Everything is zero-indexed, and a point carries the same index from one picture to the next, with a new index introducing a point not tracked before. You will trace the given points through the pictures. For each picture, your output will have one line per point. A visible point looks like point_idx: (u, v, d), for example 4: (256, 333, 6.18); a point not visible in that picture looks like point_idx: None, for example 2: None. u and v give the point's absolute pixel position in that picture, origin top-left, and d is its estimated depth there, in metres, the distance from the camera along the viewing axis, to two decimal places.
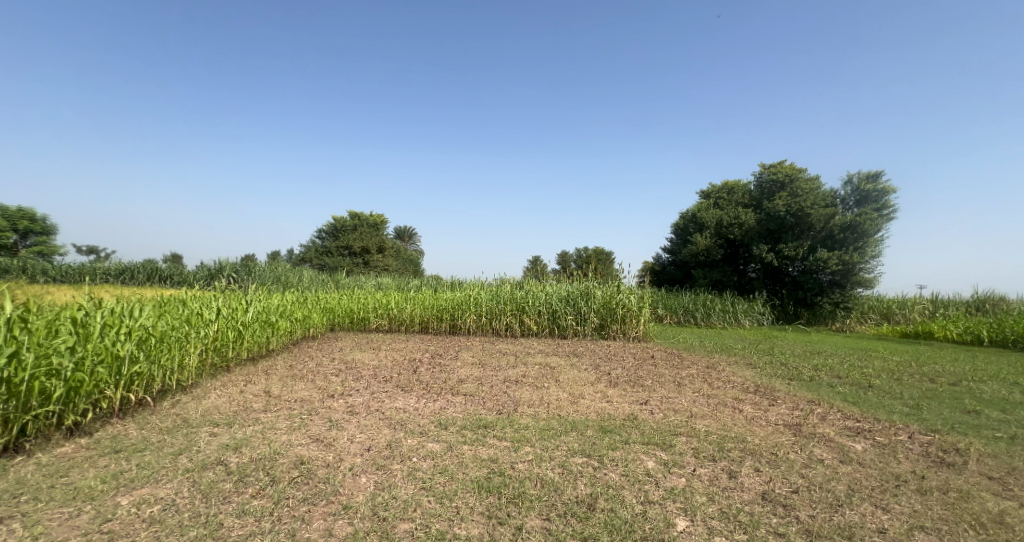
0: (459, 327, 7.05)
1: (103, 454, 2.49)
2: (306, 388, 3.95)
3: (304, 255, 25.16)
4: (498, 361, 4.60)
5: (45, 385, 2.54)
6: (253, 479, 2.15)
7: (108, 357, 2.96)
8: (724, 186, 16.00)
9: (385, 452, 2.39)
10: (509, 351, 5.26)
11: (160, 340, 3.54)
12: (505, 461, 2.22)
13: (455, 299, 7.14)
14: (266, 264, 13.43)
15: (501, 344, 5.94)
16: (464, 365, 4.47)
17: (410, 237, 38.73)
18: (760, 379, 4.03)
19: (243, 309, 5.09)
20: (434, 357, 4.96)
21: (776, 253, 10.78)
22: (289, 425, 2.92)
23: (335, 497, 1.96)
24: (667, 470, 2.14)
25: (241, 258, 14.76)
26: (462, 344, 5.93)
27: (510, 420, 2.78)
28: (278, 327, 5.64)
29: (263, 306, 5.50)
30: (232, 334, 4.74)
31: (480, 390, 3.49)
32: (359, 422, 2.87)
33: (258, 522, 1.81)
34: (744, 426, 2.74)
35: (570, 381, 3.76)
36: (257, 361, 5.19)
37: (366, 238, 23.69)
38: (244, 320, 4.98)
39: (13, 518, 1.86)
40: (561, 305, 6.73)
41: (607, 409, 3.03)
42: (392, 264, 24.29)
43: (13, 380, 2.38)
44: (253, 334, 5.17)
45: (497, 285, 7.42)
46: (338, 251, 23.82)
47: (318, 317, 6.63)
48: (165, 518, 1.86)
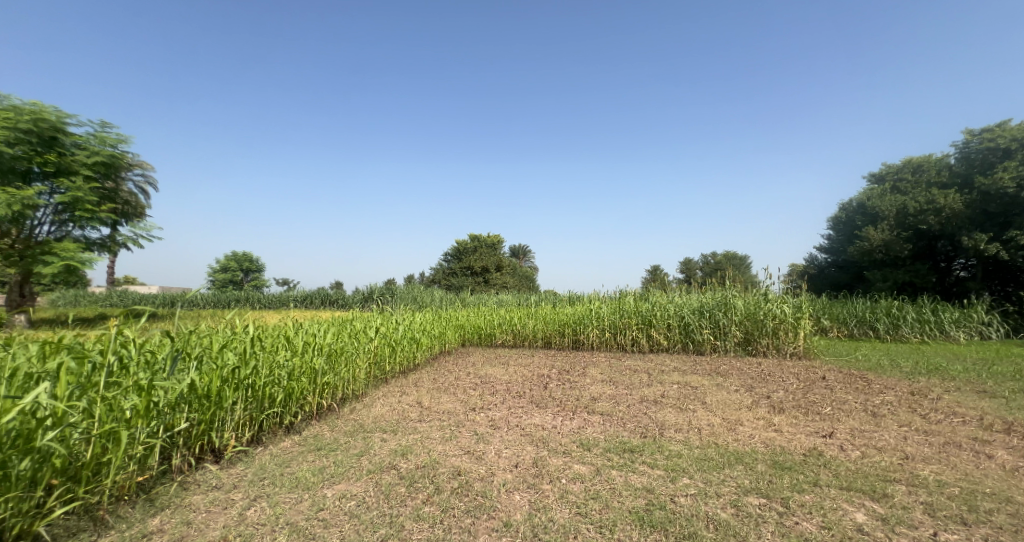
0: (583, 342, 6.96)
1: (310, 450, 2.91)
2: (450, 401, 4.19)
3: (434, 277, 27.26)
4: (630, 379, 4.42)
5: (273, 391, 3.09)
6: (421, 485, 2.31)
7: (308, 369, 3.52)
8: (904, 165, 13.96)
9: (533, 469, 2.41)
10: (641, 368, 5.03)
11: (341, 355, 4.10)
12: (663, 493, 2.09)
13: (577, 314, 7.08)
14: (404, 286, 14.75)
15: (630, 360, 5.72)
16: (594, 382, 4.37)
17: (524, 254, 39.97)
18: (1004, 413, 3.27)
19: (394, 328, 5.65)
20: (563, 373, 4.93)
21: (1002, 243, 8.89)
22: (442, 435, 3.11)
23: (495, 512, 2.02)
24: (888, 529, 1.82)
25: (386, 283, 16.44)
26: (588, 360, 5.82)
27: (659, 446, 2.63)
28: (420, 342, 6.15)
29: (409, 324, 6.04)
30: (387, 349, 5.30)
31: (617, 410, 3.37)
32: (503, 437, 2.94)
33: (432, 528, 1.93)
34: (1002, 480, 2.23)
35: (720, 404, 3.46)
36: (405, 375, 5.68)
37: (485, 258, 24.81)
38: (395, 337, 5.52)
39: (262, 498, 2.25)
40: (693, 317, 6.30)
41: (778, 440, 2.71)
42: (510, 281, 25.04)
43: (256, 385, 2.93)
44: (402, 349, 5.71)
45: (620, 298, 7.21)
46: (462, 271, 25.30)
47: (452, 334, 7.07)
48: (360, 513, 2.07)
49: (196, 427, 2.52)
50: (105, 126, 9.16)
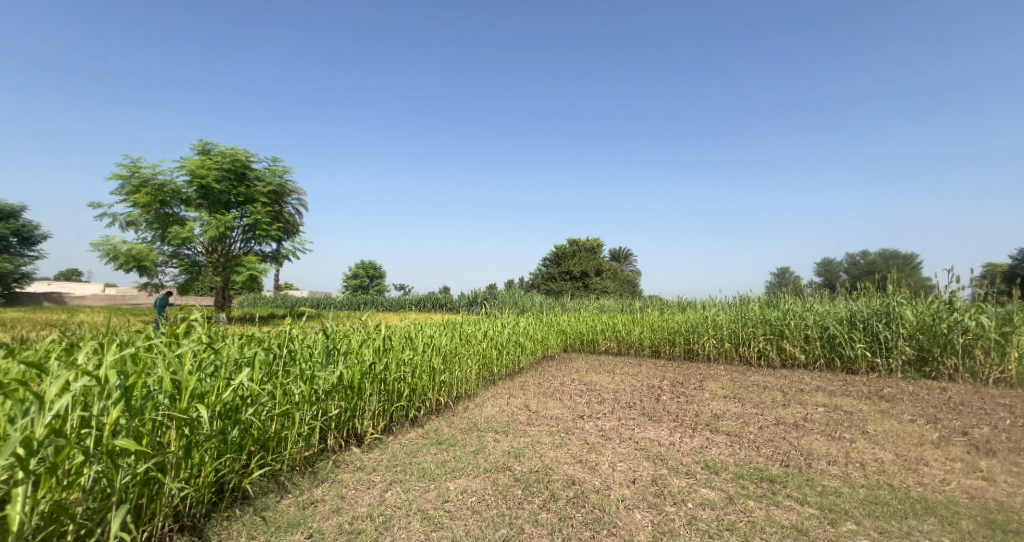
0: (695, 351, 6.53)
1: (431, 442, 3.56)
2: (557, 408, 4.23)
3: (534, 282, 27.61)
4: (758, 397, 4.00)
5: (398, 386, 3.91)
6: (537, 489, 2.36)
7: (427, 368, 4.34)
8: None
9: (654, 488, 2.28)
10: (769, 385, 4.55)
11: (454, 356, 4.80)
12: (819, 537, 1.83)
13: (688, 321, 6.66)
14: (505, 291, 15.05)
15: (755, 374, 5.21)
16: (714, 397, 4.04)
17: (626, 257, 38.83)
18: None
19: (500, 330, 5.89)
20: (676, 385, 4.63)
21: None
22: (552, 440, 3.13)
23: (615, 529, 1.95)
24: None
25: (489, 288, 16.92)
26: (704, 372, 5.40)
27: (809, 479, 2.32)
28: (524, 346, 6.27)
29: (513, 329, 6.19)
30: (495, 351, 5.56)
31: (746, 431, 3.07)
32: (615, 448, 2.84)
33: (551, 536, 1.95)
34: None
35: (887, 437, 2.97)
36: (512, 378, 5.84)
37: (585, 262, 24.55)
38: (500, 339, 5.74)
39: (396, 484, 2.66)
40: (840, 327, 5.46)
41: (988, 493, 2.23)
42: (612, 286, 24.41)
43: (387, 380, 3.77)
44: (507, 352, 5.90)
45: (740, 305, 6.64)
46: (561, 276, 25.33)
47: (554, 338, 7.10)
48: (481, 510, 2.22)
49: (343, 414, 3.33)
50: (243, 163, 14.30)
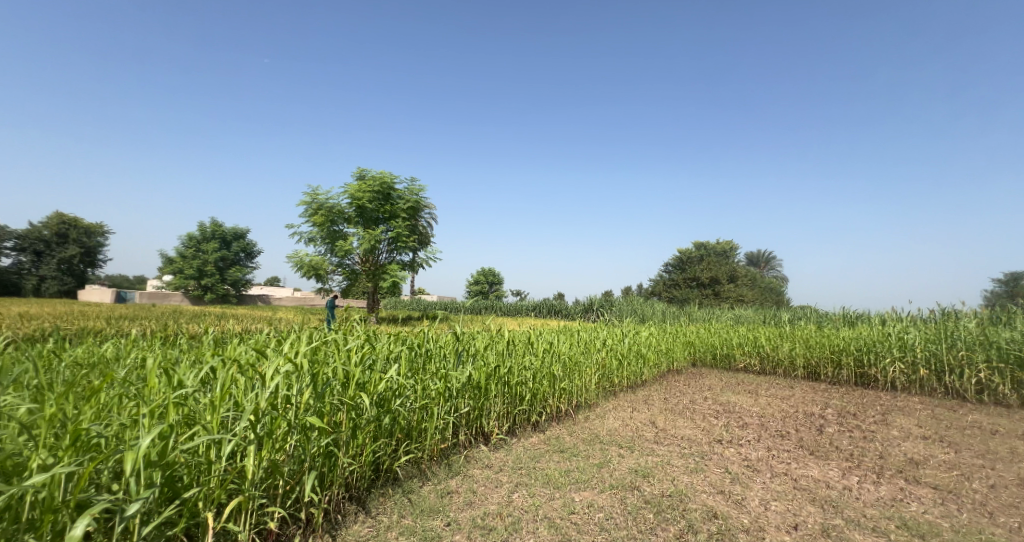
0: (870, 375, 5.53)
1: (553, 450, 4.01)
2: (688, 428, 4.10)
3: (655, 290, 26.50)
4: (976, 443, 3.26)
5: (520, 389, 4.55)
6: (674, 518, 2.18)
7: (547, 373, 4.90)
8: None
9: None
10: (995, 429, 3.64)
11: (574, 365, 5.30)
12: None
13: (862, 339, 5.62)
14: (620, 298, 14.60)
15: (965, 411, 4.26)
16: (907, 436, 3.37)
17: (762, 260, 35.32)
18: None
19: (620, 340, 6.01)
20: (845, 415, 3.96)
21: None
22: (684, 466, 2.87)
23: None
24: None
25: (609, 294, 16.49)
26: (891, 403, 4.50)
27: None
28: (647, 359, 6.17)
29: (635, 341, 6.16)
30: (615, 363, 5.80)
31: (962, 488, 2.52)
32: (768, 486, 2.58)
33: None
34: None
35: None
36: (633, 392, 5.81)
37: (716, 268, 22.74)
38: (619, 350, 5.88)
39: (521, 486, 3.40)
40: None
41: None
42: (748, 294, 22.19)
43: (510, 380, 4.45)
44: (626, 365, 5.96)
45: (938, 323, 5.51)
46: (686, 284, 23.94)
47: (680, 350, 6.71)
48: (612, 529, 2.11)
49: (471, 412, 4.12)
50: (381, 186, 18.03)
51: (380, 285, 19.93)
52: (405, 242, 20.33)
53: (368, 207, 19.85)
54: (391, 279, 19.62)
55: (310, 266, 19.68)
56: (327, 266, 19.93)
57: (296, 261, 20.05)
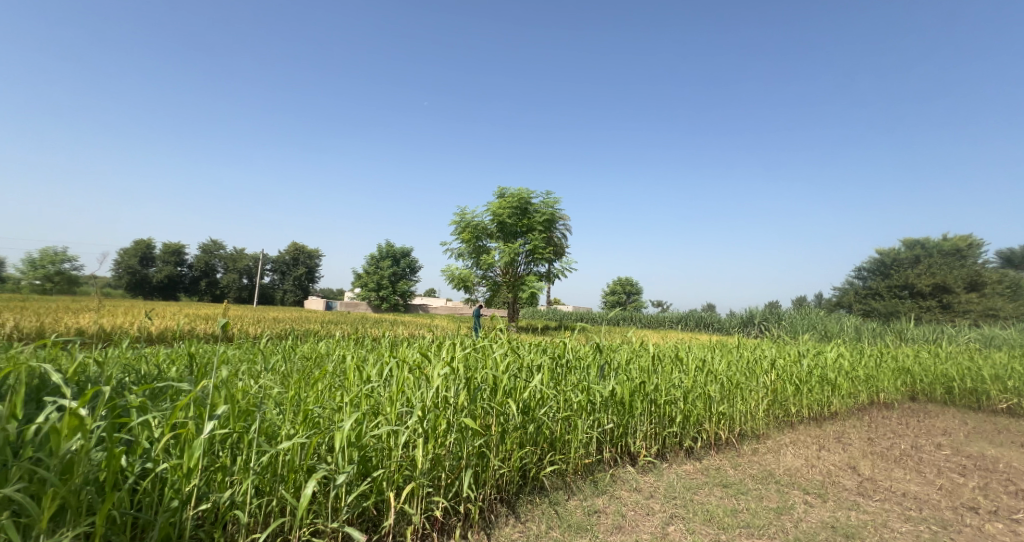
0: None
1: (714, 485, 3.82)
2: (913, 483, 3.70)
3: (844, 298, 23.15)
4: None
5: (671, 410, 4.48)
6: None
7: (703, 395, 4.67)
8: None
9: None
10: None
11: (736, 385, 4.90)
12: None
13: None
14: (800, 308, 13.04)
15: None
16: None
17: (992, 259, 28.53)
18: None
19: (795, 362, 5.31)
20: None
21: None
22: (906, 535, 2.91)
23: None
24: None
25: (797, 306, 14.80)
26: None
27: None
28: (838, 387, 5.31)
29: (815, 363, 5.34)
30: (791, 388, 5.11)
31: None
32: None
33: None
34: None
35: None
36: (819, 423, 5.13)
37: (942, 274, 18.83)
38: (798, 374, 5.18)
39: (676, 524, 3.20)
40: None
41: None
42: (991, 304, 17.84)
43: (659, 400, 4.42)
44: (811, 392, 5.21)
45: None
46: (892, 292, 20.45)
47: (890, 380, 5.60)
48: None
49: (617, 428, 4.20)
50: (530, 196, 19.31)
51: (519, 295, 20.54)
52: (541, 253, 20.56)
53: (508, 222, 20.75)
54: (529, 289, 20.07)
55: (459, 279, 21.16)
56: (473, 278, 21.22)
57: (448, 274, 21.76)
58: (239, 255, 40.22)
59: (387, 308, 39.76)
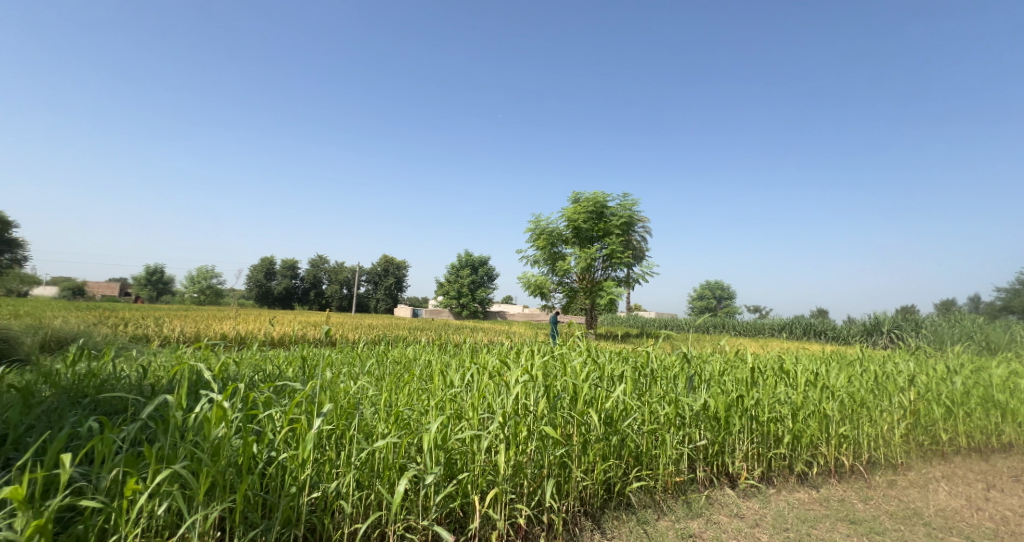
0: None
1: (838, 519, 3.31)
2: None
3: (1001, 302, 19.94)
4: None
5: (777, 428, 4.03)
6: None
7: (819, 414, 4.14)
8: None
9: None
10: None
11: (862, 403, 4.31)
12: None
13: None
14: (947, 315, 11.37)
15: None
16: None
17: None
18: None
19: (948, 381, 4.60)
20: None
21: None
22: None
23: None
24: None
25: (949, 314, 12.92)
26: None
27: None
28: (1008, 409, 4.54)
29: (974, 379, 4.71)
30: (941, 410, 4.38)
31: None
32: None
33: None
34: None
35: None
36: (979, 454, 4.32)
37: None
38: (950, 395, 4.49)
39: None
40: None
41: None
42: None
43: (762, 418, 4.02)
44: (971, 415, 4.45)
45: None
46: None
47: None
48: None
49: (713, 446, 3.84)
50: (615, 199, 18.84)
51: (597, 301, 19.91)
52: (620, 258, 19.84)
53: (584, 227, 20.23)
54: (607, 295, 19.35)
55: (535, 286, 20.95)
56: (550, 285, 20.94)
57: (524, 281, 21.65)
58: (340, 267, 43.73)
59: (468, 315, 40.67)
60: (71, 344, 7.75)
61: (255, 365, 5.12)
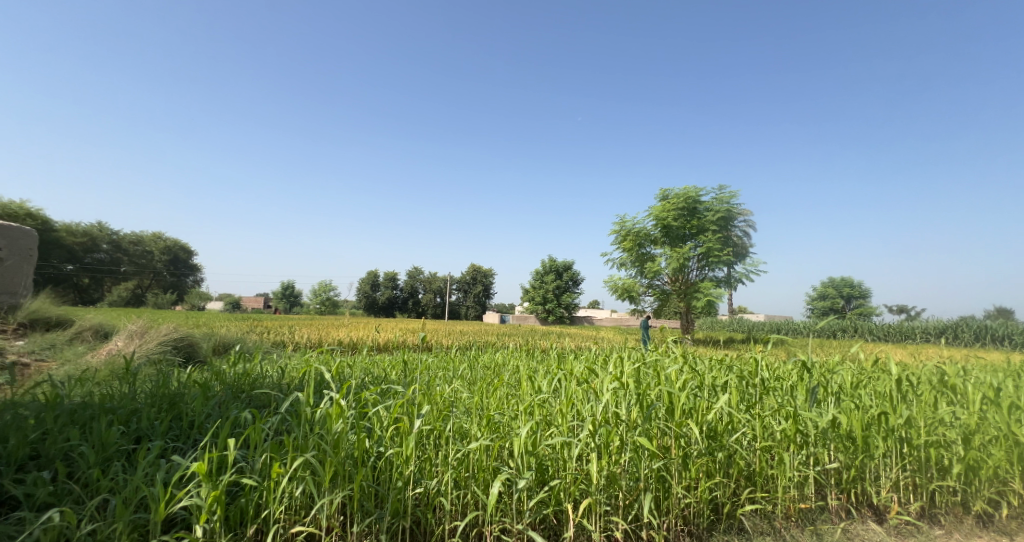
0: None
1: None
2: None
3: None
4: None
5: (940, 455, 3.18)
6: None
7: (1006, 440, 3.15)
8: None
9: None
10: None
11: None
12: None
13: None
14: None
15: None
16: None
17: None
18: None
19: None
20: None
21: None
22: None
23: None
24: None
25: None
26: None
27: None
28: None
29: None
30: None
31: None
32: None
33: None
34: None
35: None
36: None
37: None
38: None
39: None
40: None
41: None
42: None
43: (914, 441, 3.20)
44: None
45: None
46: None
47: None
48: None
49: (847, 471, 3.17)
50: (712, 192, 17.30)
51: (693, 304, 18.41)
52: (719, 256, 18.24)
53: (674, 225, 18.97)
54: (704, 297, 17.80)
55: (623, 289, 19.97)
56: (639, 288, 19.78)
57: (612, 284, 20.69)
58: (436, 276, 45.73)
59: (556, 321, 40.23)
60: (230, 345, 8.64)
61: (364, 367, 5.24)
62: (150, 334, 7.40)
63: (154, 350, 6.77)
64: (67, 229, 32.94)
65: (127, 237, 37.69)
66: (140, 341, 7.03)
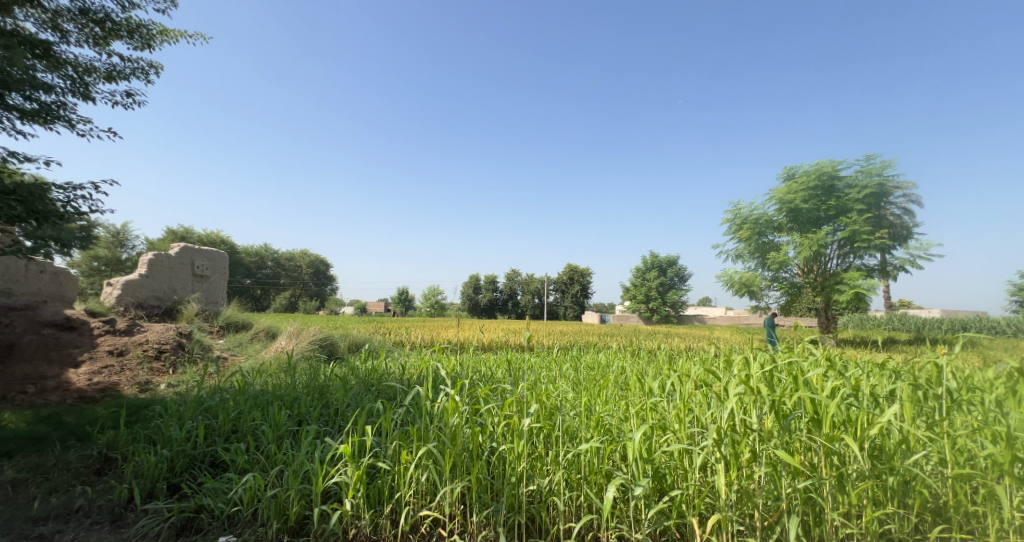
0: None
1: None
2: None
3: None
4: None
5: None
6: None
7: None
8: None
9: None
10: None
11: None
12: None
13: None
14: None
15: None
16: None
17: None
18: None
19: None
20: None
21: None
22: None
23: None
24: None
25: None
26: None
27: None
28: None
29: None
30: None
31: None
32: None
33: None
34: None
35: None
36: None
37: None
38: None
39: None
40: None
41: None
42: None
43: None
44: None
45: None
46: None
47: None
48: None
49: None
50: (869, 159, 14.15)
51: (833, 298, 15.63)
52: (867, 239, 15.27)
53: (804, 207, 16.37)
54: (849, 289, 15.01)
55: (742, 284, 17.70)
56: (761, 282, 17.35)
57: (727, 279, 18.53)
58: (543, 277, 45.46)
59: (661, 319, 37.45)
60: (361, 345, 8.72)
61: (474, 366, 4.63)
62: (304, 333, 7.65)
63: (307, 348, 6.95)
64: (244, 251, 38.82)
65: (283, 255, 42.93)
66: (296, 340, 7.32)
